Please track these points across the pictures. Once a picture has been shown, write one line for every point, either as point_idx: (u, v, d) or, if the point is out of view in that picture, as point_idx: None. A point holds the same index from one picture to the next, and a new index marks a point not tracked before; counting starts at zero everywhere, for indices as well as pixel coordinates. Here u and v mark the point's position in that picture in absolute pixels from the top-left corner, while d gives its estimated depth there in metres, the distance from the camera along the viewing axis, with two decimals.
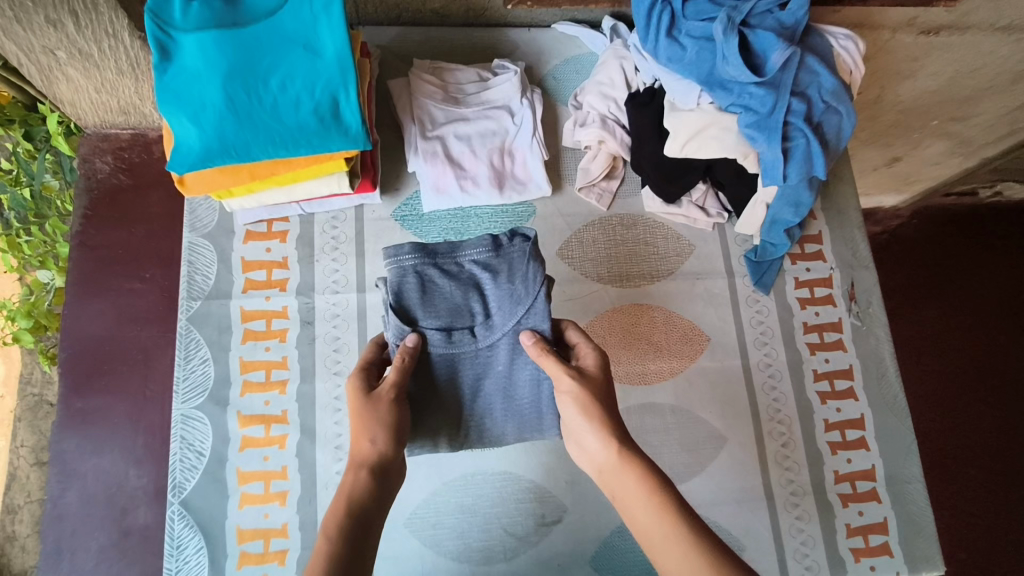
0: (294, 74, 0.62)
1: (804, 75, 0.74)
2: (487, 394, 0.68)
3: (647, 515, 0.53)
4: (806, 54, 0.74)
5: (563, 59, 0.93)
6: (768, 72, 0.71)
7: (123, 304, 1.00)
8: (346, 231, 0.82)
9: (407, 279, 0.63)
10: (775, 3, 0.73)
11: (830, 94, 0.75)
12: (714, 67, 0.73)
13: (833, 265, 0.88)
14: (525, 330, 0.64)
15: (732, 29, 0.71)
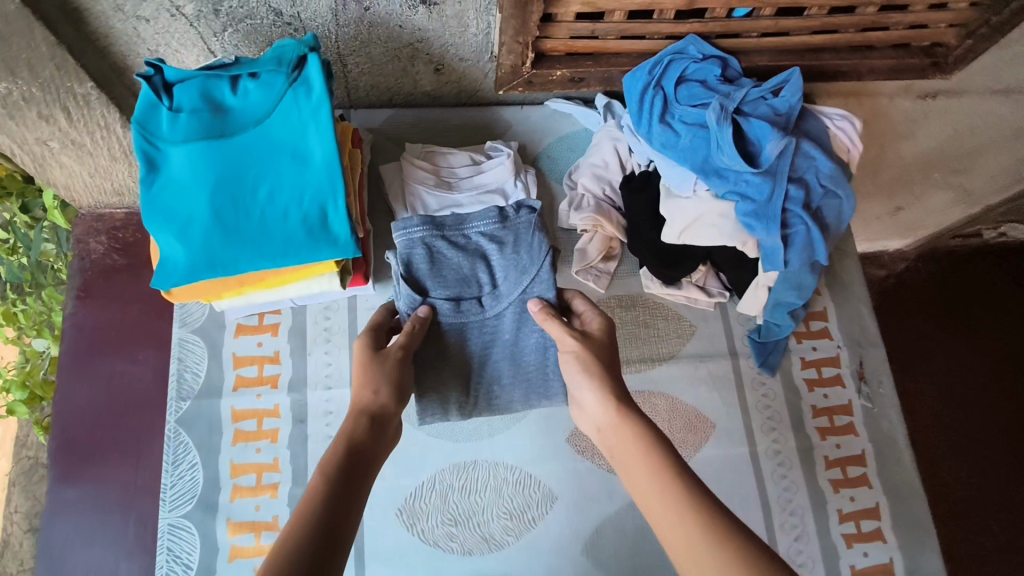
0: (283, 185, 0.61)
1: (801, 160, 0.72)
2: (495, 362, 0.76)
3: (648, 461, 0.51)
4: (801, 139, 0.73)
5: (556, 137, 0.93)
6: (764, 161, 0.70)
7: (117, 385, 0.98)
8: (339, 322, 0.81)
9: (417, 251, 0.74)
10: (766, 91, 0.72)
11: (829, 178, 0.73)
12: (709, 154, 0.72)
13: (840, 343, 0.86)
14: (531, 298, 0.74)
15: (725, 117, 0.70)
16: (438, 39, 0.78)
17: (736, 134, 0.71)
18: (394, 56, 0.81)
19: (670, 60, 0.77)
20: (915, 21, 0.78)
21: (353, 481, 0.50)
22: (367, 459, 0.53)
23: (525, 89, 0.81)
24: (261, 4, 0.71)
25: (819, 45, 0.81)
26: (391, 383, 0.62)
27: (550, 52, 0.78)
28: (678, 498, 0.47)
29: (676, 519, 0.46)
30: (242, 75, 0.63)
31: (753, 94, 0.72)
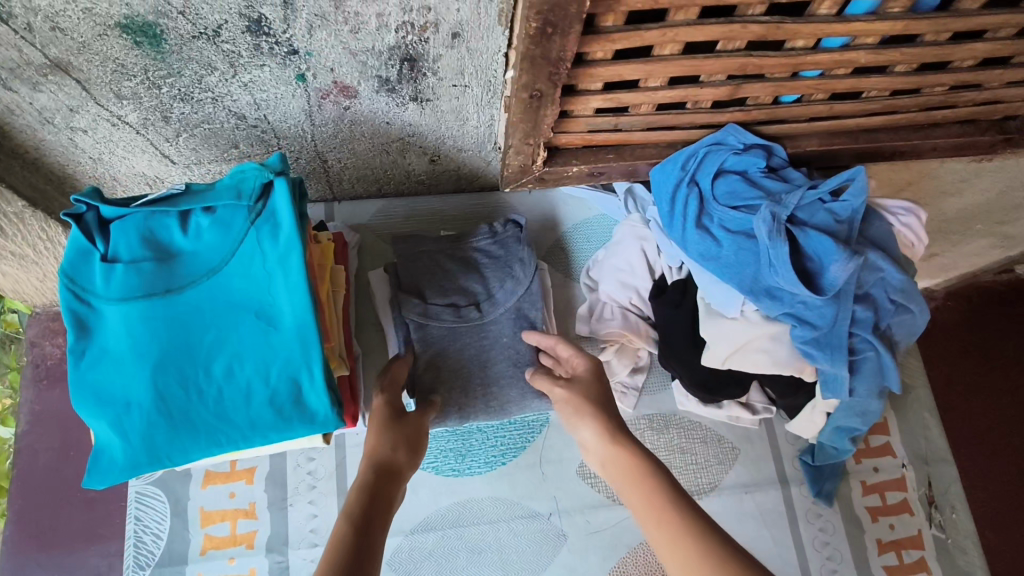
0: (245, 354, 0.49)
1: (868, 274, 0.61)
2: (498, 369, 0.67)
3: (650, 491, 0.47)
4: (868, 248, 0.61)
5: (572, 225, 0.80)
6: (827, 284, 0.58)
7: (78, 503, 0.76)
8: (324, 464, 0.69)
9: (413, 261, 0.69)
10: (824, 192, 0.61)
11: (901, 292, 0.61)
12: (758, 271, 0.61)
13: (905, 461, 0.75)
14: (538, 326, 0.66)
15: (778, 231, 0.59)
16: (432, 132, 0.67)
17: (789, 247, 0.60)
18: (381, 149, 0.70)
19: (707, 151, 0.65)
20: (990, 98, 0.67)
21: (371, 523, 0.45)
22: (383, 500, 0.48)
23: (536, 184, 0.69)
24: (220, 109, 0.59)
25: (877, 126, 0.69)
26: (407, 435, 0.56)
27: (565, 146, 0.66)
28: (684, 532, 0.43)
29: (685, 554, 0.41)
30: (193, 209, 0.51)
31: (809, 197, 0.61)
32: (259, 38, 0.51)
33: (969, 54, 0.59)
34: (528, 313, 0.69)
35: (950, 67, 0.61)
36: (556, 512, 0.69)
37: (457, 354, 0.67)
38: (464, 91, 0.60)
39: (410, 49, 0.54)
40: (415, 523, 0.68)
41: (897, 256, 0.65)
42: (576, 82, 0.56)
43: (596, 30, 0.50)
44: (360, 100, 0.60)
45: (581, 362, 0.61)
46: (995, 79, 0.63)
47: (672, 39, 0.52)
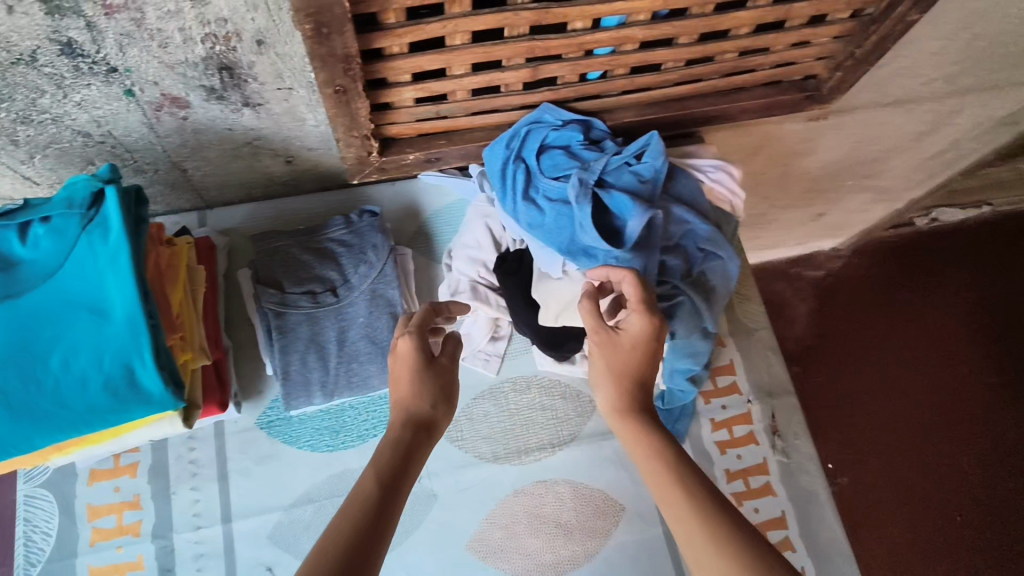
0: (80, 347, 0.54)
1: (672, 228, 0.68)
2: (353, 342, 0.73)
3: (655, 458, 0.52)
4: (670, 205, 0.68)
5: (434, 211, 0.86)
6: (629, 238, 0.65)
7: None
8: (206, 452, 0.74)
9: (272, 256, 0.74)
10: (628, 156, 0.67)
11: (706, 241, 0.68)
12: (574, 233, 0.67)
13: (750, 397, 0.82)
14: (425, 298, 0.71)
15: (585, 194, 0.65)
16: (276, 134, 0.72)
17: (598, 210, 0.67)
18: (235, 154, 0.75)
19: (527, 130, 0.71)
20: (780, 60, 0.74)
21: (396, 492, 0.49)
22: (413, 458, 0.52)
23: (379, 174, 0.75)
24: (62, 129, 0.64)
25: (685, 93, 0.76)
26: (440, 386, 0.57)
27: (398, 136, 0.72)
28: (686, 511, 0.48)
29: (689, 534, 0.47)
30: (32, 221, 0.57)
31: (613, 163, 0.67)
32: (76, 60, 0.55)
33: (738, 22, 0.66)
34: (383, 294, 0.75)
35: (730, 35, 0.68)
36: (427, 475, 0.75)
37: (316, 336, 0.72)
38: (290, 93, 0.65)
39: (222, 58, 0.59)
40: (296, 497, 0.73)
41: (707, 208, 0.72)
42: (382, 76, 0.62)
43: (379, 27, 0.56)
44: (194, 110, 0.65)
45: (635, 328, 0.57)
46: (775, 43, 0.70)
47: (455, 30, 0.58)
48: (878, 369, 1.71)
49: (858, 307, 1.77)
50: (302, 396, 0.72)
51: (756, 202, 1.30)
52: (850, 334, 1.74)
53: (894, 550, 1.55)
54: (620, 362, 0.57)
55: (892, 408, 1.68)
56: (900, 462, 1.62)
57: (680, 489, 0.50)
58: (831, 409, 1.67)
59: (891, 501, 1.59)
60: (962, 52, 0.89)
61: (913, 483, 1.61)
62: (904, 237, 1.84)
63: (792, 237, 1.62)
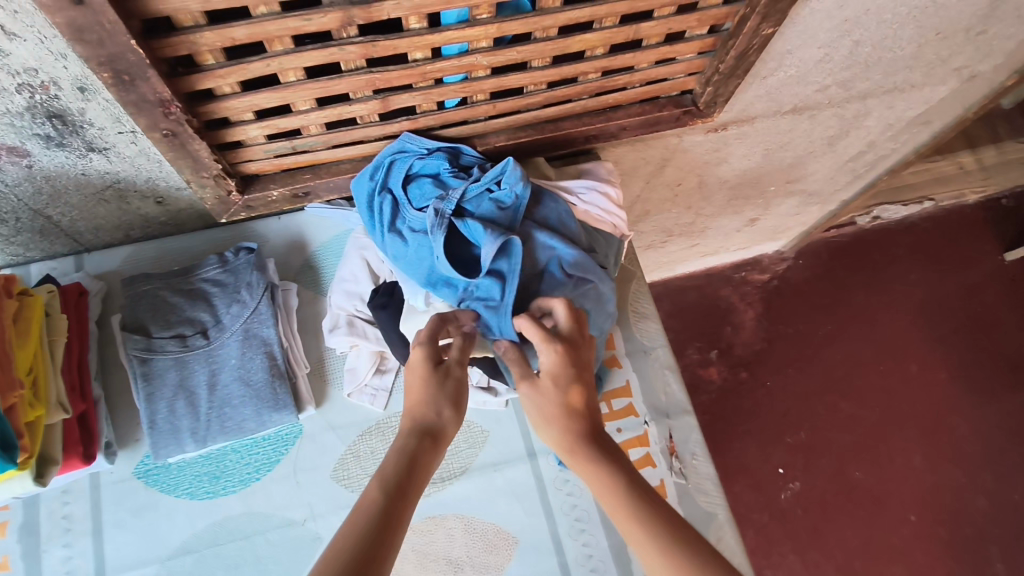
0: None
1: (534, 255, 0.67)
2: (225, 384, 0.71)
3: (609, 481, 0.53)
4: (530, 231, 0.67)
5: (321, 244, 0.84)
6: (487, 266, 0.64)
7: None
8: (79, 507, 0.72)
9: (139, 300, 0.72)
10: (487, 183, 0.67)
11: (573, 265, 0.67)
12: (434, 263, 0.66)
13: (647, 418, 0.80)
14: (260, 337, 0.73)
15: (442, 224, 0.65)
16: (137, 176, 0.71)
17: (458, 240, 0.66)
18: (99, 198, 0.73)
19: (391, 160, 0.70)
20: (647, 77, 0.73)
21: (402, 500, 0.50)
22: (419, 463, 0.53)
23: (248, 213, 0.73)
24: None
25: (557, 115, 0.75)
26: (451, 392, 0.58)
27: (262, 173, 0.70)
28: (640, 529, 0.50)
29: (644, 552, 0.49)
30: None
31: (471, 191, 0.66)
32: None
33: (588, 44, 0.65)
34: (257, 333, 0.73)
35: (585, 56, 0.67)
36: (310, 518, 0.73)
37: (185, 381, 0.70)
38: (136, 137, 0.64)
39: (47, 106, 0.57)
40: (175, 548, 0.71)
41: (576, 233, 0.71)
42: (220, 116, 0.60)
43: (200, 69, 0.54)
44: (36, 157, 0.63)
45: (547, 363, 0.60)
46: (635, 61, 0.69)
47: (283, 67, 0.56)
48: (828, 371, 1.69)
49: (806, 310, 1.75)
50: (171, 444, 0.70)
51: (681, 211, 1.29)
52: (797, 337, 1.72)
53: (849, 554, 1.53)
54: (550, 401, 0.58)
55: (844, 409, 1.66)
56: (852, 463, 1.61)
57: (640, 512, 0.50)
58: (782, 414, 1.65)
59: (845, 504, 1.57)
60: (849, 58, 0.88)
61: (866, 484, 1.59)
62: (848, 236, 1.83)
63: (732, 243, 1.61)
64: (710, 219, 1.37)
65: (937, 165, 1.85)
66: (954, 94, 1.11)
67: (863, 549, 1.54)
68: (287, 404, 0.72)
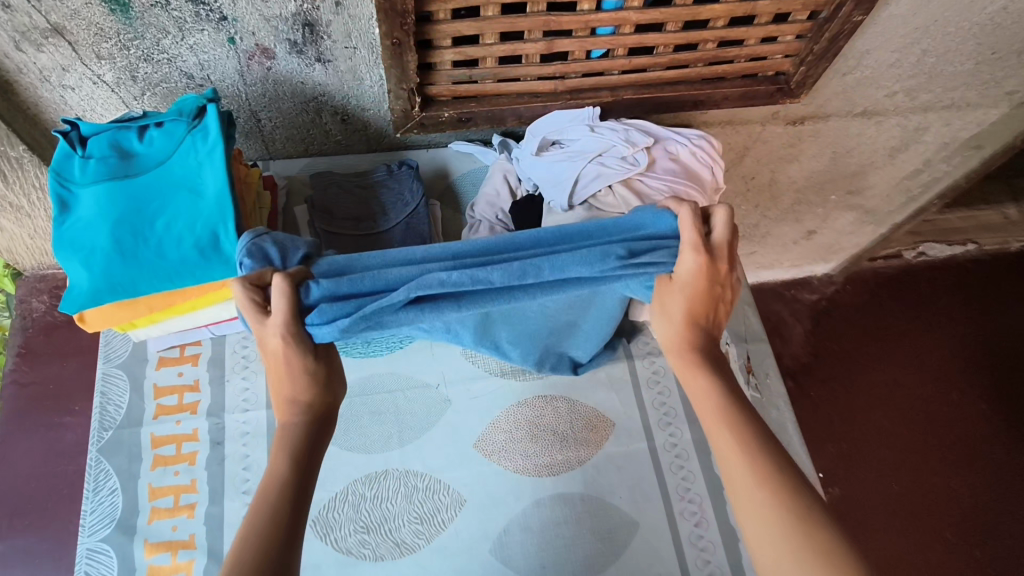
0: (178, 216, 0.68)
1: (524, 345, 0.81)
2: None
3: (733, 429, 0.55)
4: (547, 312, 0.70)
5: (461, 174, 1.01)
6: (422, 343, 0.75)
7: (67, 438, 1.02)
8: (256, 349, 0.86)
9: (328, 191, 0.90)
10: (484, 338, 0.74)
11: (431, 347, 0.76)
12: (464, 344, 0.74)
13: (728, 341, 0.94)
14: (413, 226, 0.89)
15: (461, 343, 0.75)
16: (339, 91, 0.89)
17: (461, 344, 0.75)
18: (302, 109, 0.91)
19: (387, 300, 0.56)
20: (753, 53, 0.90)
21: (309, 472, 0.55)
22: (320, 437, 0.57)
23: (419, 130, 0.91)
24: (173, 69, 0.81)
25: (675, 79, 0.92)
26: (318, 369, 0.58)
27: (438, 98, 0.89)
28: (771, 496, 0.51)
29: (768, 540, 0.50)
30: (149, 125, 0.72)
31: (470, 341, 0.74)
32: (198, 6, 0.72)
33: (714, 13, 0.81)
34: (416, 227, 0.89)
35: (709, 26, 0.84)
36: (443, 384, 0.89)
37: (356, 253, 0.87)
38: (354, 52, 0.82)
39: (307, 15, 0.76)
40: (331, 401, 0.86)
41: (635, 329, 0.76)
42: (429, 38, 0.78)
43: None
44: (278, 60, 0.82)
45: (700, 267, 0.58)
46: (746, 35, 0.86)
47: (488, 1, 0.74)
48: (875, 386, 1.78)
49: (854, 330, 1.85)
50: None
51: (750, 209, 1.44)
52: (845, 353, 1.82)
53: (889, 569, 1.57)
54: (695, 272, 0.58)
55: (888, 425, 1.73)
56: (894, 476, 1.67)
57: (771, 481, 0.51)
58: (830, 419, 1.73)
59: (885, 513, 1.62)
60: (916, 67, 1.04)
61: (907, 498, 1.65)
62: (896, 268, 1.95)
63: (788, 257, 1.75)
64: (767, 228, 1.54)
65: (981, 212, 2.00)
66: (1006, 119, 1.24)
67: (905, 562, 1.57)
68: None
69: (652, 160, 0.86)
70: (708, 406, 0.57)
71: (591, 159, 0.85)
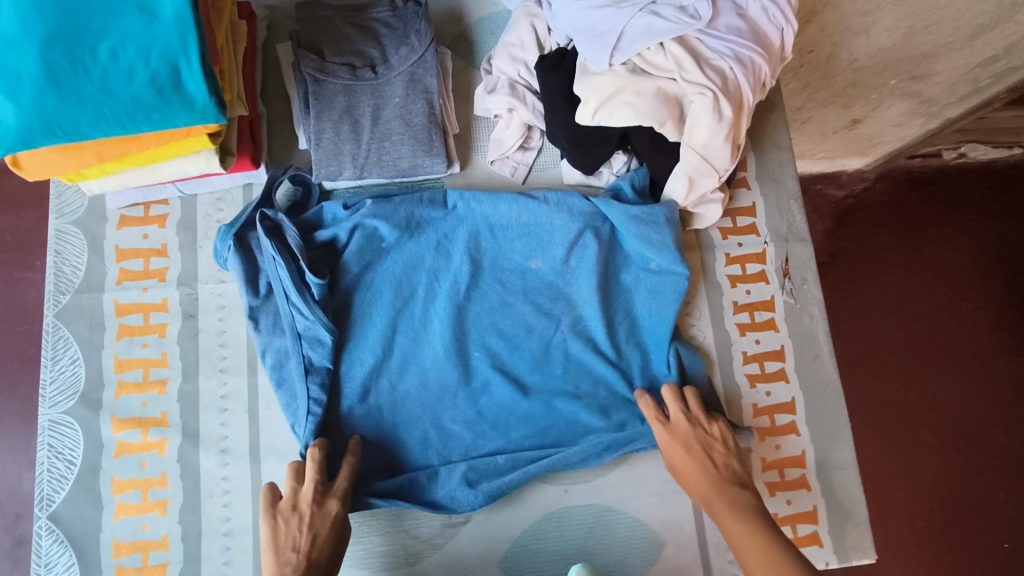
0: (126, 41, 0.53)
1: (524, 279, 0.77)
2: (388, 120, 0.73)
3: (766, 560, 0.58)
4: (561, 329, 0.75)
5: (478, 18, 0.84)
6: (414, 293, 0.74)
7: (31, 297, 0.93)
8: (233, 212, 0.75)
9: (315, 26, 0.74)
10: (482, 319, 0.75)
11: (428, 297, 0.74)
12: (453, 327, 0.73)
13: (767, 239, 0.83)
14: (418, 78, 0.74)
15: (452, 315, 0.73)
16: None
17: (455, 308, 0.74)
18: None
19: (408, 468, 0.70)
20: None
21: None
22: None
23: None
24: None
25: None
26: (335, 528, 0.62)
27: None
28: None
29: None
30: None
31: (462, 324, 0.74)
32: None
33: None
34: (421, 79, 0.74)
35: None
36: None
37: (347, 103, 0.72)
38: None
39: None
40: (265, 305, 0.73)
41: (665, 354, 0.76)
42: None
43: None
44: None
45: (677, 415, 0.70)
46: None
47: None
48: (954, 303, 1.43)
49: (937, 231, 1.47)
50: (332, 165, 0.72)
51: (797, 88, 1.27)
52: (924, 259, 1.45)
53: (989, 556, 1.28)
54: (668, 441, 0.69)
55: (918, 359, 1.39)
56: (919, 430, 1.36)
57: None
58: (886, 357, 1.40)
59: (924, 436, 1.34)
60: None
61: (980, 447, 1.34)
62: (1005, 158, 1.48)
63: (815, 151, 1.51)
64: (809, 113, 1.37)
65: None
66: None
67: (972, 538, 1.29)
68: (439, 152, 0.74)
69: (716, 13, 0.69)
70: (742, 542, 0.61)
71: (641, 7, 0.67)
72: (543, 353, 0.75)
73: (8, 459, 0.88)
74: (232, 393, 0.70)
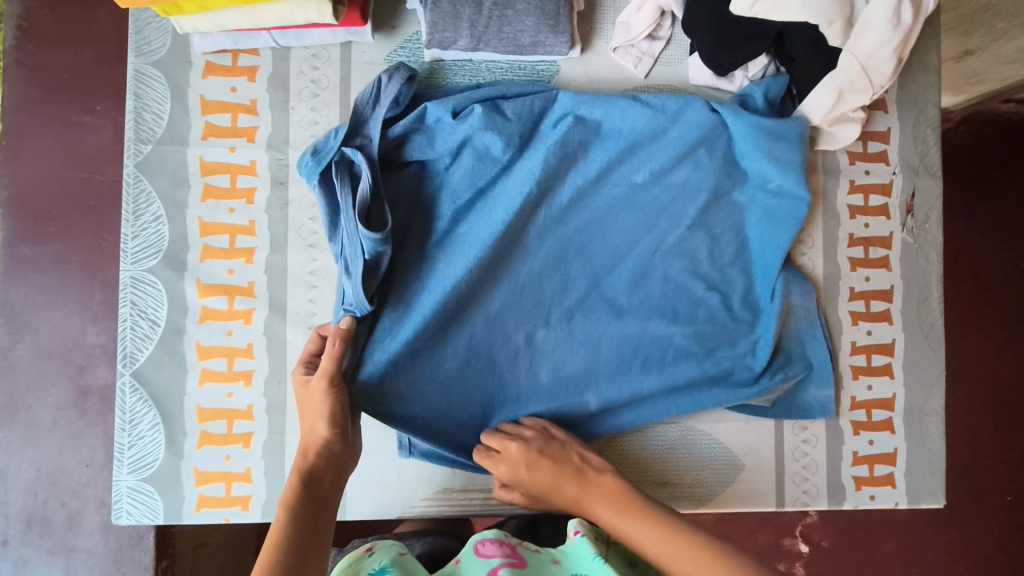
0: None
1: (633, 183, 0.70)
2: None
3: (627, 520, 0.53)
4: (667, 244, 0.70)
5: None
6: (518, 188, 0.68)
7: (91, 144, 0.87)
8: (329, 74, 0.68)
9: None
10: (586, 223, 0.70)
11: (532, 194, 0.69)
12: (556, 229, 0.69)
13: (896, 170, 0.76)
14: None
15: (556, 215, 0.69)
16: None
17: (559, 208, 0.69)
18: None
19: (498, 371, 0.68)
20: None
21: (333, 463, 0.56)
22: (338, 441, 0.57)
23: None
24: None
25: None
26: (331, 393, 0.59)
27: None
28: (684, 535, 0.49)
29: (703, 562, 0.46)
30: None
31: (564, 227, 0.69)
32: None
33: None
34: None
35: None
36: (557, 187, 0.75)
37: None
38: None
39: None
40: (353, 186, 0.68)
41: (772, 282, 0.71)
42: None
43: None
44: None
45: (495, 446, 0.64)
46: None
47: None
48: None
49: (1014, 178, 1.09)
50: (448, 32, 0.64)
51: None
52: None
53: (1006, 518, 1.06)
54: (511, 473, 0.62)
55: (997, 305, 1.08)
56: (963, 376, 1.08)
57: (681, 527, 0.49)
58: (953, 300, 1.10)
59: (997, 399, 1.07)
60: None
61: (1016, 399, 1.07)
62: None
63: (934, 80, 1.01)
64: None
65: None
66: None
67: (979, 490, 1.06)
68: (565, 30, 0.66)
69: None
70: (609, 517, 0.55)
71: None
72: (646, 269, 0.70)
73: (72, 311, 0.85)
74: (322, 269, 0.66)
